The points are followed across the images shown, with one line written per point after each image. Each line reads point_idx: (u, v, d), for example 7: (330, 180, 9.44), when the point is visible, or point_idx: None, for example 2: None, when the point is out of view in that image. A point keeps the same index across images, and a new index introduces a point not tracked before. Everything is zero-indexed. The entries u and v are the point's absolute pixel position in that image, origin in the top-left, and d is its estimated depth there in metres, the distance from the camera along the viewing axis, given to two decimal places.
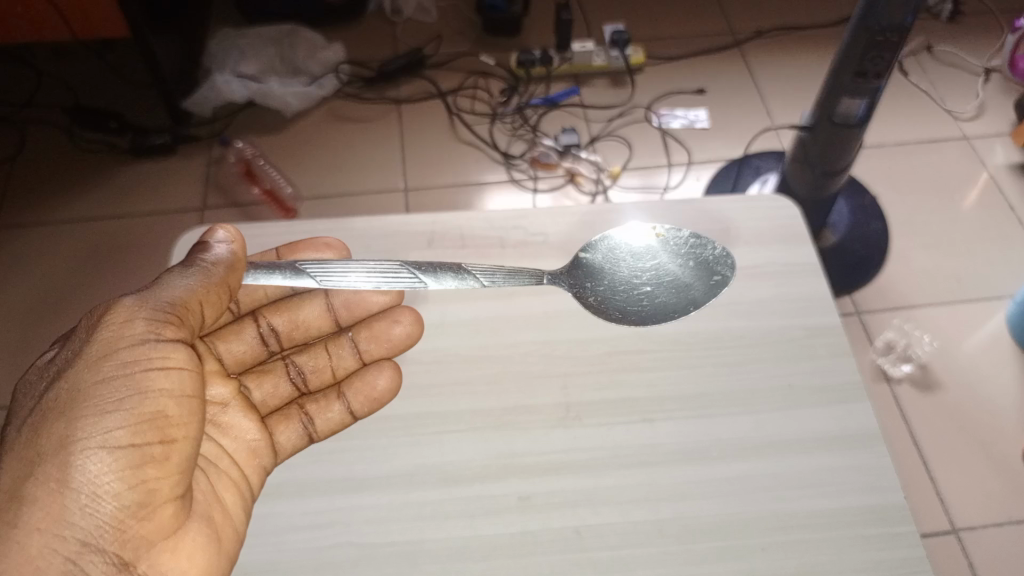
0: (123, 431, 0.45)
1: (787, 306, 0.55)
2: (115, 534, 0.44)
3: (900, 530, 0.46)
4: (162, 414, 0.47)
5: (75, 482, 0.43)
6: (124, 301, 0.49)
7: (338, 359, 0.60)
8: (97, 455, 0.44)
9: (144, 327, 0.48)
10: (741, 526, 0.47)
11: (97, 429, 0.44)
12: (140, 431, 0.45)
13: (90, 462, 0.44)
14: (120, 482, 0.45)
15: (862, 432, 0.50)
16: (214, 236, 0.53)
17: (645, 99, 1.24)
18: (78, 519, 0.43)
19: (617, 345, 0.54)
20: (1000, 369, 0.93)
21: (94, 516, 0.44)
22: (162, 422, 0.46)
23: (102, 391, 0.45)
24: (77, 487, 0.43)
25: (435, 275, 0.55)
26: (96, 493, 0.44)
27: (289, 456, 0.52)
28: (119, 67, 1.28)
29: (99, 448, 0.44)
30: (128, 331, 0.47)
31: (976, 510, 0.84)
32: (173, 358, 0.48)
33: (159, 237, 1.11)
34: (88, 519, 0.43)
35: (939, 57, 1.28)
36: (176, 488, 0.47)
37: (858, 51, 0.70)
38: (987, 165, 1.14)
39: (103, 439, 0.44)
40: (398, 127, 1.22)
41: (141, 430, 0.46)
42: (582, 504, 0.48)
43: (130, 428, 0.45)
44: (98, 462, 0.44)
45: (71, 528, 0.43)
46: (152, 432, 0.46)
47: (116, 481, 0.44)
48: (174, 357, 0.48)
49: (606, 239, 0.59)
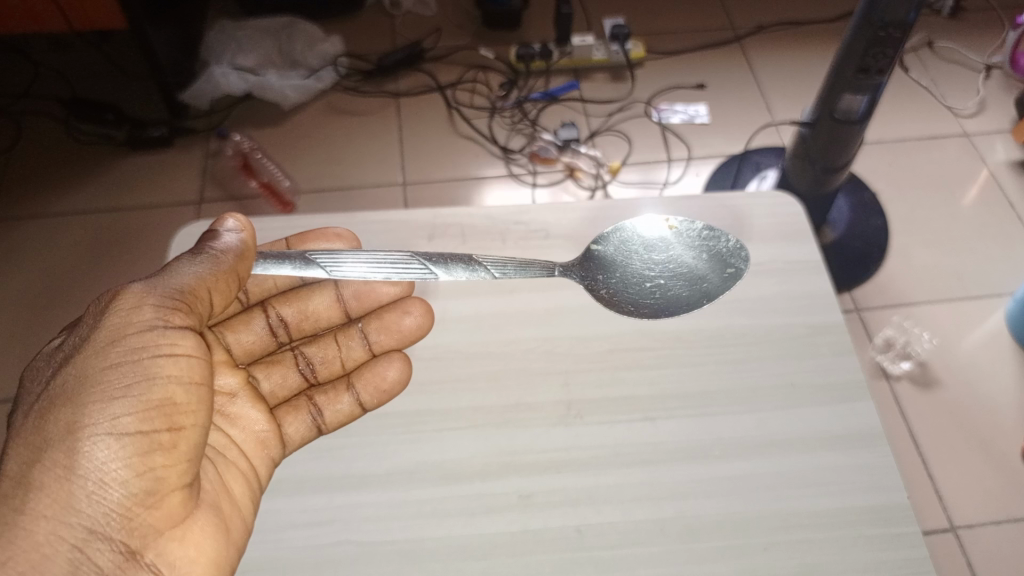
0: (131, 418, 0.45)
1: (792, 302, 0.55)
2: (122, 523, 0.44)
3: (902, 530, 0.46)
4: (170, 401, 0.46)
5: (82, 468, 0.43)
6: (133, 287, 0.48)
7: (347, 350, 0.59)
8: (105, 442, 0.44)
9: (152, 314, 0.47)
10: (743, 525, 0.46)
11: (104, 415, 0.44)
12: (148, 418, 0.45)
13: (98, 448, 0.43)
14: (129, 469, 0.44)
15: (864, 431, 0.50)
16: (224, 224, 0.53)
17: (645, 94, 1.24)
18: (85, 506, 0.43)
19: (619, 342, 0.53)
20: (999, 366, 0.93)
21: (101, 504, 0.43)
22: (170, 408, 0.46)
23: (110, 377, 0.45)
24: (84, 474, 0.43)
25: (446, 267, 0.55)
26: (104, 480, 0.43)
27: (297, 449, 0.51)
28: (116, 59, 1.27)
29: (106, 435, 0.44)
30: (136, 317, 0.47)
31: (974, 508, 0.84)
32: (181, 344, 0.48)
33: (158, 230, 1.10)
34: (95, 507, 0.43)
35: (940, 53, 1.27)
36: (183, 476, 0.47)
37: (860, 47, 0.69)
38: (986, 161, 1.14)
39: (110, 425, 0.44)
40: (396, 121, 1.21)
41: (150, 417, 0.45)
42: (583, 502, 0.47)
43: (138, 415, 0.45)
44: (106, 449, 0.44)
45: (78, 515, 0.42)
46: (160, 419, 0.45)
47: (124, 469, 0.44)
48: (182, 344, 0.48)
49: (619, 231, 0.58)
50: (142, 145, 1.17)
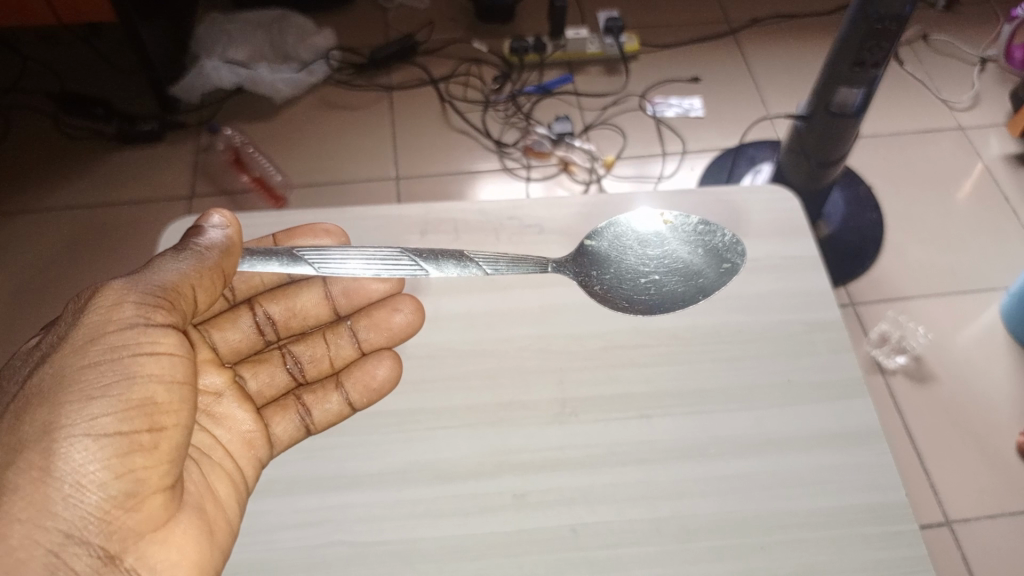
0: (110, 418, 0.44)
1: (788, 299, 0.54)
2: (101, 526, 0.43)
3: (900, 528, 0.46)
4: (151, 400, 0.45)
5: (58, 470, 0.42)
6: (113, 284, 0.47)
7: (336, 348, 0.59)
8: (83, 443, 0.43)
9: (134, 311, 0.47)
10: (740, 524, 0.46)
11: (82, 415, 0.43)
12: (129, 418, 0.44)
13: (75, 450, 0.42)
14: (107, 471, 0.43)
15: (862, 429, 0.49)
16: (208, 220, 0.52)
17: (639, 88, 1.23)
18: (62, 509, 0.42)
19: (614, 339, 0.53)
20: (993, 361, 0.93)
21: (79, 507, 0.42)
22: (152, 408, 0.45)
23: (89, 376, 0.44)
24: (61, 475, 0.42)
25: (437, 263, 0.54)
26: (81, 482, 0.42)
27: (285, 450, 0.51)
28: (105, 52, 1.25)
29: (84, 436, 0.43)
30: (117, 314, 0.46)
31: (969, 502, 0.84)
32: (163, 342, 0.47)
33: (148, 226, 1.09)
34: (72, 509, 0.42)
35: (935, 47, 1.27)
36: (166, 477, 0.46)
37: (856, 40, 0.68)
38: (982, 155, 1.13)
39: (88, 426, 0.43)
40: (389, 115, 1.20)
41: (130, 417, 0.44)
42: (579, 501, 0.47)
43: (118, 415, 0.44)
44: (84, 450, 0.43)
45: (54, 518, 0.42)
46: (142, 419, 0.45)
47: (102, 470, 0.43)
48: (164, 342, 0.47)
49: (613, 225, 0.58)
50: (131, 140, 1.15)
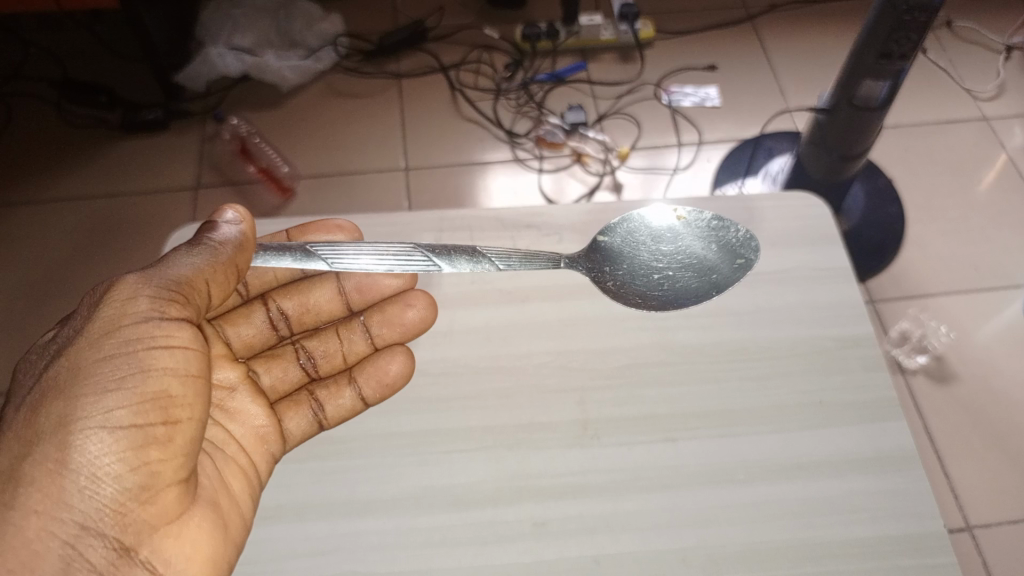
0: (125, 411, 0.42)
1: (818, 314, 0.52)
2: (116, 518, 0.42)
3: (938, 560, 0.44)
4: (166, 394, 0.44)
5: (74, 462, 0.40)
6: (127, 278, 0.46)
7: (349, 343, 0.57)
8: (98, 436, 0.41)
9: (148, 305, 0.45)
10: (767, 555, 0.44)
11: (97, 408, 0.41)
12: (143, 411, 0.42)
13: (90, 442, 0.41)
14: (122, 464, 0.42)
15: (894, 452, 0.47)
16: (222, 216, 0.50)
17: (654, 76, 1.19)
18: (78, 501, 0.40)
19: (638, 356, 0.51)
20: (1018, 362, 0.90)
21: (94, 499, 0.41)
22: (165, 401, 0.43)
23: (104, 369, 0.42)
24: (76, 468, 0.40)
25: (450, 259, 0.53)
26: (97, 475, 0.41)
27: (297, 445, 0.50)
28: (109, 39, 1.23)
29: (99, 428, 0.41)
30: (130, 309, 0.44)
31: (990, 507, 0.82)
32: (177, 336, 0.45)
33: (155, 217, 1.07)
34: (88, 501, 0.41)
35: (960, 33, 1.23)
36: (180, 471, 0.44)
37: (884, 31, 0.65)
38: (1006, 147, 1.10)
39: (103, 418, 0.41)
40: (398, 103, 1.17)
41: (144, 410, 0.43)
42: (601, 530, 0.45)
43: (133, 408, 0.42)
44: (99, 442, 0.41)
45: (69, 510, 0.40)
46: (156, 412, 0.43)
47: (117, 463, 0.42)
48: (179, 336, 0.45)
49: (626, 221, 0.56)
50: (136, 129, 1.13)
